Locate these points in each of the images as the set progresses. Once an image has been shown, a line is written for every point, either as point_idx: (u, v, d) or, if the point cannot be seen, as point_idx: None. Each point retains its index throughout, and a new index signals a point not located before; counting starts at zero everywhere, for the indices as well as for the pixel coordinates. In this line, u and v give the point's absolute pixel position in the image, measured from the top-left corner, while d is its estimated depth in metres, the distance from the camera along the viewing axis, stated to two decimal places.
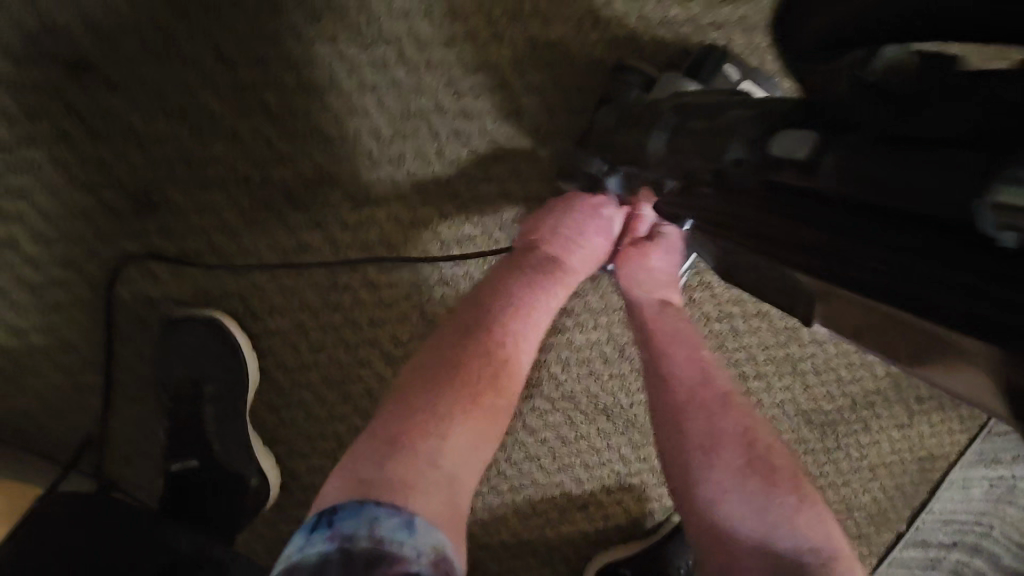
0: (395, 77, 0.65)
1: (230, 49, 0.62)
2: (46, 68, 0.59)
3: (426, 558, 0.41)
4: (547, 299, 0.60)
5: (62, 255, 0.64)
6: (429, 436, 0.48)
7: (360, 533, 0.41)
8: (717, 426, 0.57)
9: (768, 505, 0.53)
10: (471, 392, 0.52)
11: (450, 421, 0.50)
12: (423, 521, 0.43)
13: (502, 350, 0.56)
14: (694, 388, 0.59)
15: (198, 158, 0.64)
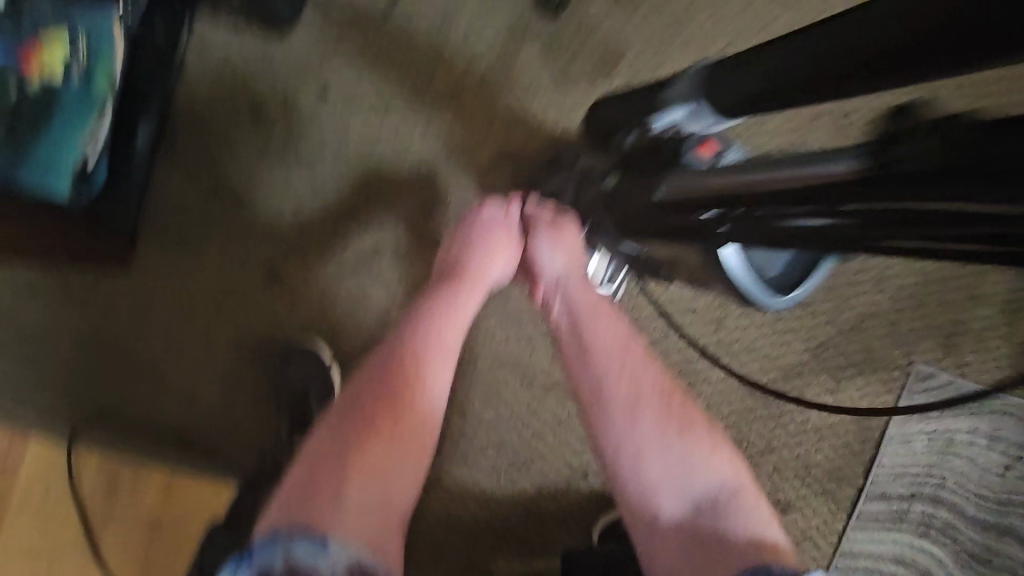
0: (418, 181, 1.06)
1: (320, 180, 1.04)
2: (220, 204, 1.02)
3: (335, 565, 0.60)
4: (451, 312, 0.85)
5: (223, 314, 1.04)
6: (342, 461, 0.67)
7: (275, 562, 0.60)
8: (637, 386, 0.80)
9: (683, 453, 0.76)
10: (375, 413, 0.72)
11: (356, 446, 0.69)
12: (332, 540, 0.61)
13: (405, 369, 0.77)
14: (611, 359, 0.82)
15: (303, 243, 1.05)
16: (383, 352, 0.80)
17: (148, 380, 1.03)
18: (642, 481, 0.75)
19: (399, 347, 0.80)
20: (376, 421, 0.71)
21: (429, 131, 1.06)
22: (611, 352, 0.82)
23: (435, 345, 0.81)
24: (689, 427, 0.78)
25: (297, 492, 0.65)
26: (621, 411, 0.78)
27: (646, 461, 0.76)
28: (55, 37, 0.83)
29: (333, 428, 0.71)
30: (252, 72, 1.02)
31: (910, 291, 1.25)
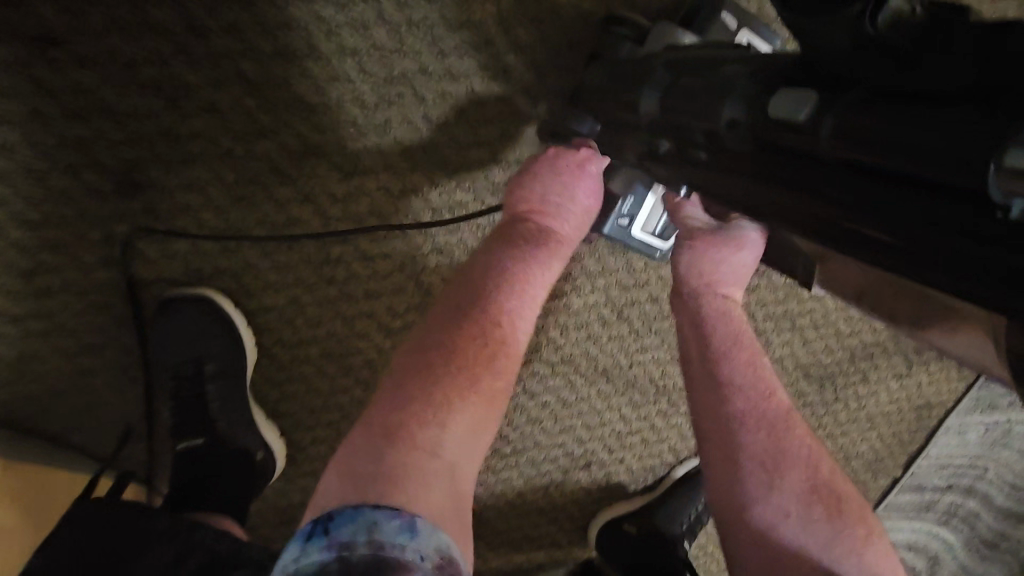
0: (376, 38, 0.62)
1: (201, 17, 0.59)
2: (12, 45, 0.57)
3: (428, 560, 0.40)
4: (542, 272, 0.57)
5: (48, 239, 0.63)
6: (427, 425, 0.46)
7: (358, 540, 0.39)
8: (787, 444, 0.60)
9: (828, 530, 0.58)
10: (467, 372, 0.49)
11: (449, 409, 0.47)
12: (423, 522, 0.41)
13: (497, 332, 0.53)
14: (756, 404, 0.61)
15: (179, 133, 0.62)
16: (476, 280, 0.55)
17: None
18: (778, 560, 0.56)
19: (499, 294, 0.54)
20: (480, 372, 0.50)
21: None
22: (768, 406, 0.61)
23: (540, 279, 0.57)
24: (840, 508, 0.60)
25: (371, 453, 0.44)
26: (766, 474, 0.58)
27: (779, 533, 0.57)
28: None
29: (420, 370, 0.49)
30: None
31: None
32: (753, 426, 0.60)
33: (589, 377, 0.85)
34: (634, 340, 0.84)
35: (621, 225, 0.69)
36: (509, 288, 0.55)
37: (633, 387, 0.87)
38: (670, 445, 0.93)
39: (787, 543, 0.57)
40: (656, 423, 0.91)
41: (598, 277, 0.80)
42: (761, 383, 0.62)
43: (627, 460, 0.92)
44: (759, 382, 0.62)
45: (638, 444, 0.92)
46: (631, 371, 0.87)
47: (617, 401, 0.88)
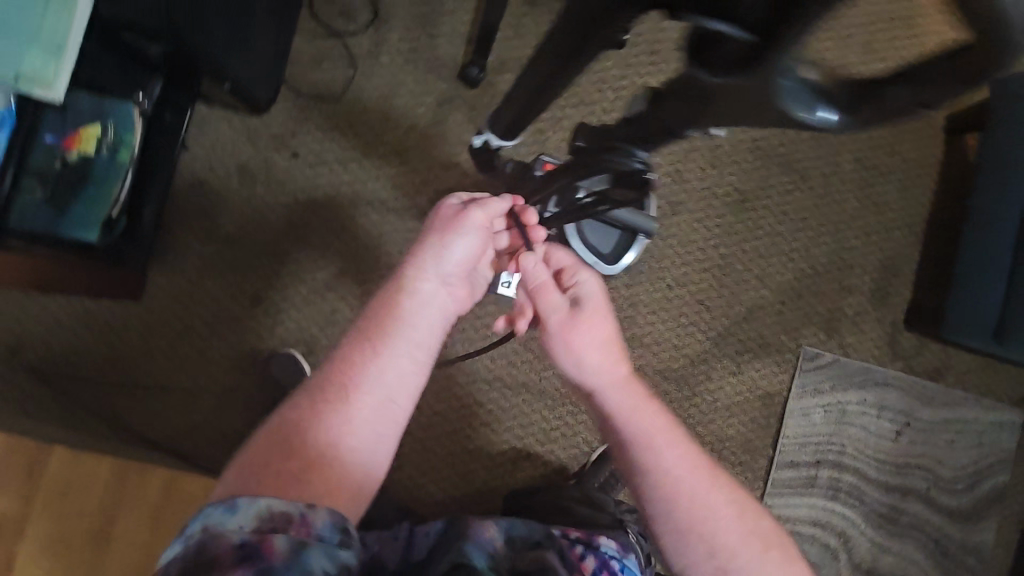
0: (374, 218, 1.32)
1: (294, 221, 1.31)
2: (213, 244, 1.28)
3: (245, 527, 0.61)
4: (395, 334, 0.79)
5: (216, 333, 1.27)
6: (295, 450, 0.70)
7: (194, 529, 0.61)
8: (685, 479, 0.78)
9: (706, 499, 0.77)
10: (314, 425, 0.72)
11: (307, 439, 0.71)
12: (240, 503, 0.63)
13: (345, 388, 0.75)
14: (633, 425, 0.81)
15: (281, 272, 1.29)
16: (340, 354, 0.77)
17: (153, 391, 1.24)
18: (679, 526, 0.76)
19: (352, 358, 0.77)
20: (316, 433, 0.72)
21: (381, 179, 1.33)
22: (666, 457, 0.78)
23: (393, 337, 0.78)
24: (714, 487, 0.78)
25: (231, 490, 0.67)
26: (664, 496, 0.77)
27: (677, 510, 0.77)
28: (87, 128, 1.10)
29: (284, 431, 0.72)
30: (237, 140, 1.30)
31: (791, 285, 1.50)
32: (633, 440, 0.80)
33: (516, 389, 1.37)
34: (540, 363, 1.38)
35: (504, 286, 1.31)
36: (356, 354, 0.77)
37: (546, 394, 1.38)
38: (583, 438, 1.39)
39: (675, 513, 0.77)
40: (568, 420, 1.39)
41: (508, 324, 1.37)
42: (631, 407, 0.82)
43: (556, 450, 1.38)
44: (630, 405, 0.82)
45: (560, 437, 1.38)
46: (543, 385, 1.38)
47: (538, 404, 1.38)
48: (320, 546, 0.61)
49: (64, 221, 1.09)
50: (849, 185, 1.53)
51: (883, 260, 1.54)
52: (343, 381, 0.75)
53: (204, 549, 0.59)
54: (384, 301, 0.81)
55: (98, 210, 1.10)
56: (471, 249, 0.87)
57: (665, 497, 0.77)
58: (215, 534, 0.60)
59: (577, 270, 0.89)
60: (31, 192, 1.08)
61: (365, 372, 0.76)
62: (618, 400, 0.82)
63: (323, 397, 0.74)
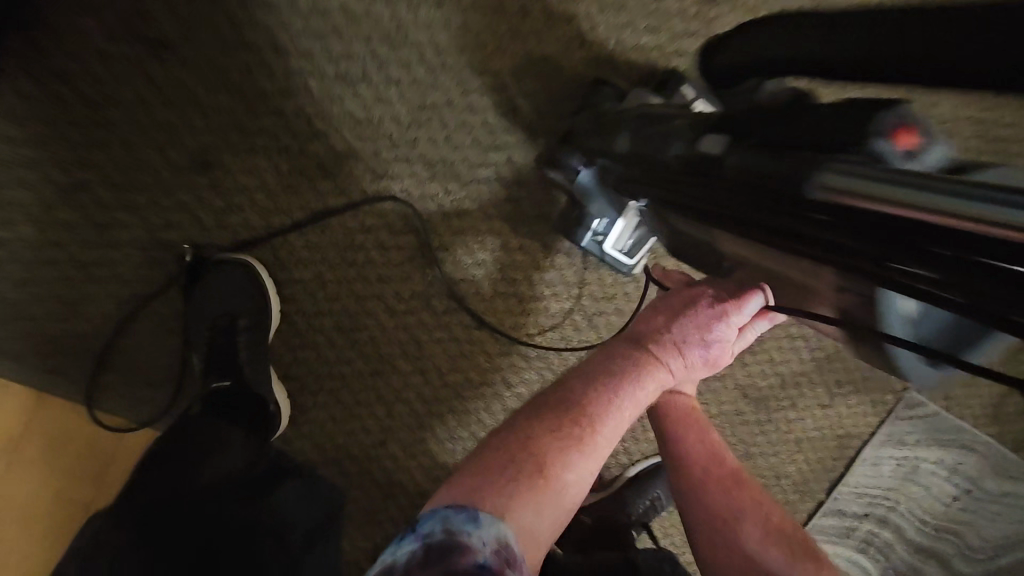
0: (416, 75, 0.80)
1: (283, 42, 0.75)
2: (133, 45, 0.72)
3: (489, 546, 0.49)
4: (636, 392, 0.65)
5: (125, 201, 0.76)
6: (509, 501, 0.54)
7: (434, 530, 0.49)
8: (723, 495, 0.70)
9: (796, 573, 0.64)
10: (540, 472, 0.58)
11: (533, 493, 0.56)
12: (485, 517, 0.51)
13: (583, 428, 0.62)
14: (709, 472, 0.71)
15: (248, 126, 0.77)
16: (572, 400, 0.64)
17: (8, 271, 0.76)
18: None
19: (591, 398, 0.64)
20: (551, 463, 0.59)
21: (440, 10, 0.79)
22: (707, 452, 0.72)
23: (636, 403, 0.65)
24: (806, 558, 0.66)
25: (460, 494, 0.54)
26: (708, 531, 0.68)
27: None
28: None
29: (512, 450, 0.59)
30: None
31: None
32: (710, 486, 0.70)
33: None
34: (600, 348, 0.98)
35: (596, 241, 0.86)
36: (591, 396, 0.64)
37: None
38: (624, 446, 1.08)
39: None
40: None
41: (574, 287, 0.93)
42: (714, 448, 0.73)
43: None
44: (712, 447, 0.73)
45: None
46: None
47: None
48: None
49: None
50: None
51: None
52: (579, 414, 0.63)
53: (443, 559, 0.47)
54: (603, 364, 0.67)
55: None
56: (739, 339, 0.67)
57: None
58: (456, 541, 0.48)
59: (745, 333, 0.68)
60: None
61: (607, 417, 0.64)
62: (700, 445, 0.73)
63: (548, 423, 0.62)
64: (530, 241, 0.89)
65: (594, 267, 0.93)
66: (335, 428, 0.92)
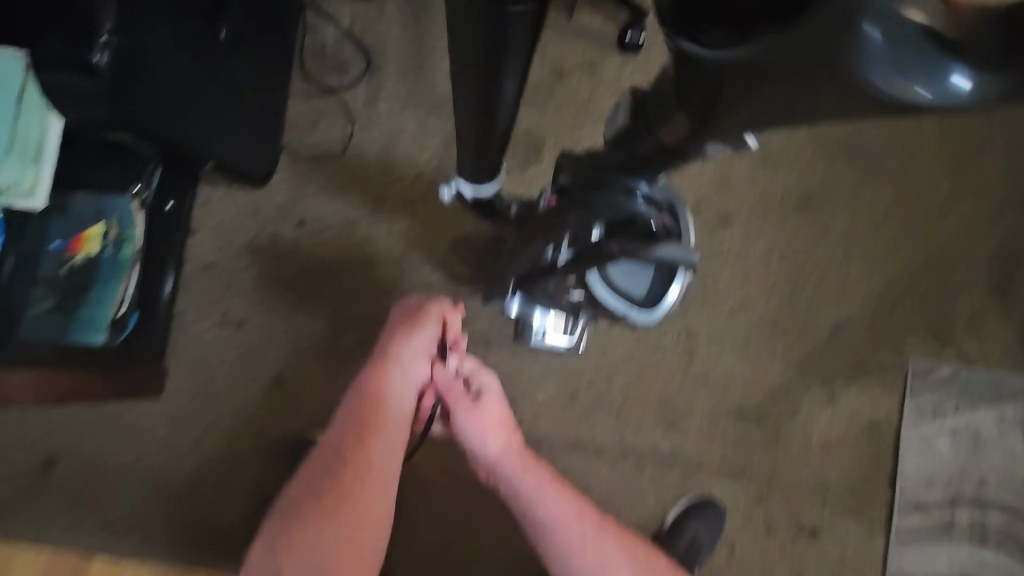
0: (389, 279, 1.23)
1: (308, 293, 1.23)
2: (228, 328, 1.21)
3: None
4: (381, 395, 0.91)
5: (240, 421, 1.19)
6: (288, 543, 0.77)
7: None
8: (563, 522, 0.95)
9: None
10: (314, 505, 0.80)
11: (304, 533, 0.77)
12: None
13: (345, 458, 0.84)
14: (569, 536, 0.94)
15: (300, 348, 1.21)
16: (331, 442, 0.86)
17: (181, 491, 1.17)
18: None
19: (344, 433, 0.87)
20: (326, 497, 0.81)
21: (393, 235, 1.24)
22: (565, 519, 0.95)
23: (382, 407, 0.90)
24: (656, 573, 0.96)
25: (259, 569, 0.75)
26: (569, 550, 0.93)
27: None
28: (91, 229, 1.06)
29: (298, 502, 0.81)
30: (243, 215, 1.24)
31: (883, 289, 1.24)
32: (576, 549, 0.94)
33: (566, 449, 1.19)
34: (590, 416, 1.20)
35: (540, 336, 1.16)
36: (353, 418, 0.88)
37: (602, 452, 1.20)
38: (654, 497, 1.20)
39: None
40: (633, 479, 1.20)
41: (548, 376, 1.21)
42: (566, 509, 0.96)
43: (622, 517, 1.19)
44: (564, 511, 0.96)
45: (625, 501, 1.19)
46: (596, 439, 1.20)
47: (595, 465, 1.19)
48: None
49: (72, 325, 1.04)
50: (942, 160, 1.26)
51: (996, 244, 1.26)
52: (341, 441, 0.86)
53: None
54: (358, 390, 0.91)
55: (105, 310, 1.06)
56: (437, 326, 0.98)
57: None
58: None
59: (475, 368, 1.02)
60: (41, 301, 1.04)
61: (367, 427, 0.87)
62: (507, 462, 0.98)
63: (323, 469, 0.84)
64: (501, 354, 1.20)
65: (557, 355, 1.21)
66: (407, 548, 1.15)
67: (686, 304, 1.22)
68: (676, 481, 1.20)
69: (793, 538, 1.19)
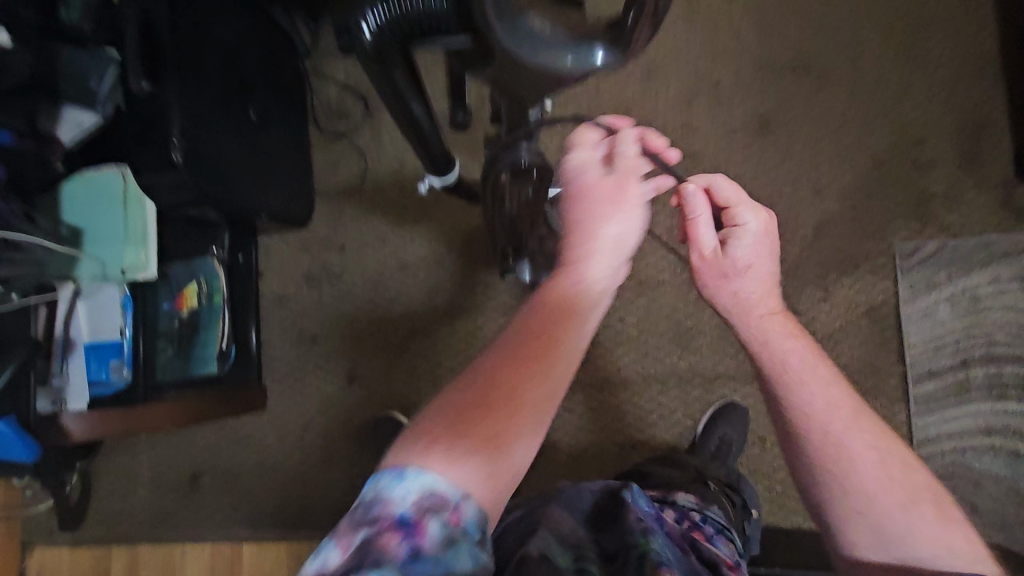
0: (421, 278, 1.48)
1: (359, 303, 1.49)
2: (304, 345, 1.49)
3: (410, 498, 0.55)
4: (577, 247, 0.79)
5: (329, 417, 1.46)
6: (439, 426, 0.61)
7: (365, 500, 0.56)
8: (828, 410, 0.74)
9: (922, 519, 0.67)
10: (476, 388, 0.64)
11: (464, 416, 0.62)
12: (412, 471, 0.57)
13: (537, 334, 0.69)
14: (833, 424, 0.73)
15: (362, 348, 1.47)
16: (532, 317, 0.72)
17: (295, 480, 1.45)
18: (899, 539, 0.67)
19: (530, 308, 0.74)
20: (499, 375, 0.65)
21: (417, 241, 1.48)
22: (830, 403, 0.74)
23: (584, 273, 0.77)
24: (930, 498, 0.69)
25: (440, 429, 0.61)
26: (839, 444, 0.71)
27: (887, 528, 0.67)
28: (187, 288, 1.35)
29: (472, 373, 0.66)
30: (297, 253, 1.52)
31: (855, 186, 1.36)
32: (828, 442, 0.72)
33: (598, 386, 1.38)
34: (612, 354, 1.39)
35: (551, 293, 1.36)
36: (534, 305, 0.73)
37: (630, 382, 1.38)
38: (683, 413, 1.37)
39: (889, 542, 0.67)
40: (661, 400, 1.37)
41: None
42: (834, 399, 0.74)
43: (659, 434, 1.36)
44: (834, 401, 0.74)
45: (658, 420, 1.37)
46: (622, 372, 1.38)
47: (626, 394, 1.38)
48: (465, 544, 0.54)
49: (191, 364, 1.33)
50: (885, 58, 1.37)
51: (959, 119, 1.35)
52: (519, 320, 0.72)
53: (367, 518, 0.54)
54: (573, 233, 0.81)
55: (212, 346, 1.34)
56: (628, 151, 0.84)
57: (856, 526, 0.69)
58: (380, 499, 0.55)
59: (738, 208, 0.86)
60: (163, 350, 1.32)
61: (549, 317, 0.71)
62: (765, 330, 0.80)
63: (507, 342, 0.69)
64: None
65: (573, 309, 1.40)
66: None
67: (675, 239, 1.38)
68: (700, 395, 1.36)
69: None
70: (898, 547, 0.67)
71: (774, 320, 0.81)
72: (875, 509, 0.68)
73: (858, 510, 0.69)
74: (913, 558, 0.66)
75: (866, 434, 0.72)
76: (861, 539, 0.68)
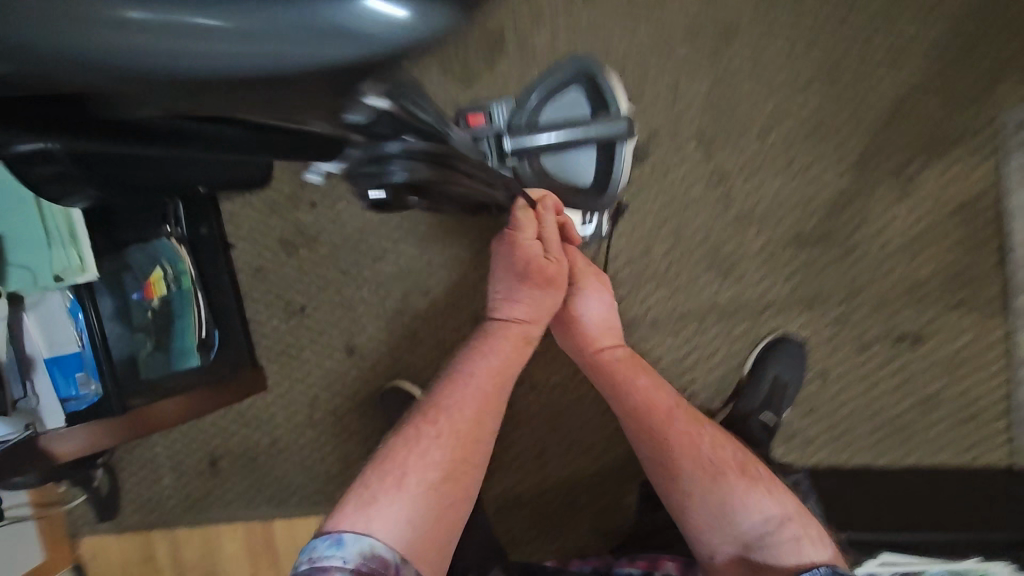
0: (408, 229, 1.28)
1: (343, 266, 1.31)
2: (292, 318, 1.34)
3: (351, 558, 0.75)
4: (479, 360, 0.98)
5: (333, 391, 1.35)
6: (350, 505, 0.81)
7: (304, 558, 0.75)
8: (673, 417, 1.03)
9: (731, 515, 0.93)
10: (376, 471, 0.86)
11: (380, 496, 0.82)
12: (345, 539, 0.77)
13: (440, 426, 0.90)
14: (685, 425, 1.02)
15: (355, 315, 1.31)
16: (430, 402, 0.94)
17: (312, 457, 1.38)
18: (717, 528, 0.94)
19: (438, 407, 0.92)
20: (382, 470, 0.86)
21: None
22: (665, 406, 1.04)
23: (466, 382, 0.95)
24: (744, 488, 0.95)
25: (355, 507, 0.81)
26: (686, 445, 1.00)
27: (720, 514, 0.93)
28: (152, 274, 1.16)
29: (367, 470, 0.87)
30: (266, 217, 1.33)
31: (940, 51, 1.07)
32: (681, 429, 1.01)
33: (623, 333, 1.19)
34: (637, 294, 1.18)
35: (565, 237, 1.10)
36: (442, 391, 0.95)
37: (660, 324, 1.18)
38: (726, 352, 1.17)
39: (714, 531, 0.93)
40: (700, 341, 1.17)
41: None
42: (670, 408, 1.04)
43: (700, 378, 1.18)
44: (672, 410, 1.04)
45: (697, 363, 1.18)
46: (651, 314, 1.18)
47: (656, 338, 1.18)
48: None
49: (170, 357, 1.20)
50: None
51: None
52: (438, 409, 0.92)
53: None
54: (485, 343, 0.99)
55: (191, 336, 1.21)
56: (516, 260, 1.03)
57: (692, 515, 0.95)
58: (323, 561, 0.74)
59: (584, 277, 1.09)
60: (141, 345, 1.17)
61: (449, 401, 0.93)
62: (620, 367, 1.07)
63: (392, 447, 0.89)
64: None
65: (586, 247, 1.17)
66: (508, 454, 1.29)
67: (709, 146, 1.13)
68: (746, 330, 1.16)
69: (891, 350, 1.11)
70: (713, 534, 0.94)
71: (624, 358, 1.09)
72: (709, 498, 0.95)
73: (678, 506, 0.97)
74: (731, 543, 0.92)
75: (704, 439, 1.00)
76: (706, 525, 0.94)
